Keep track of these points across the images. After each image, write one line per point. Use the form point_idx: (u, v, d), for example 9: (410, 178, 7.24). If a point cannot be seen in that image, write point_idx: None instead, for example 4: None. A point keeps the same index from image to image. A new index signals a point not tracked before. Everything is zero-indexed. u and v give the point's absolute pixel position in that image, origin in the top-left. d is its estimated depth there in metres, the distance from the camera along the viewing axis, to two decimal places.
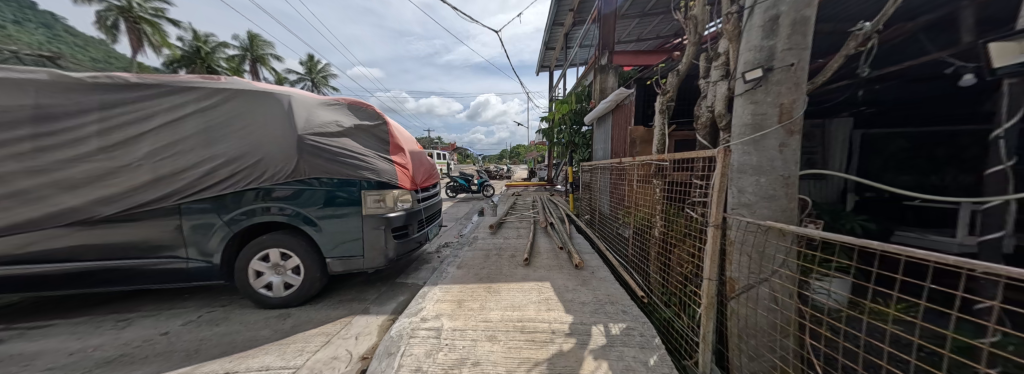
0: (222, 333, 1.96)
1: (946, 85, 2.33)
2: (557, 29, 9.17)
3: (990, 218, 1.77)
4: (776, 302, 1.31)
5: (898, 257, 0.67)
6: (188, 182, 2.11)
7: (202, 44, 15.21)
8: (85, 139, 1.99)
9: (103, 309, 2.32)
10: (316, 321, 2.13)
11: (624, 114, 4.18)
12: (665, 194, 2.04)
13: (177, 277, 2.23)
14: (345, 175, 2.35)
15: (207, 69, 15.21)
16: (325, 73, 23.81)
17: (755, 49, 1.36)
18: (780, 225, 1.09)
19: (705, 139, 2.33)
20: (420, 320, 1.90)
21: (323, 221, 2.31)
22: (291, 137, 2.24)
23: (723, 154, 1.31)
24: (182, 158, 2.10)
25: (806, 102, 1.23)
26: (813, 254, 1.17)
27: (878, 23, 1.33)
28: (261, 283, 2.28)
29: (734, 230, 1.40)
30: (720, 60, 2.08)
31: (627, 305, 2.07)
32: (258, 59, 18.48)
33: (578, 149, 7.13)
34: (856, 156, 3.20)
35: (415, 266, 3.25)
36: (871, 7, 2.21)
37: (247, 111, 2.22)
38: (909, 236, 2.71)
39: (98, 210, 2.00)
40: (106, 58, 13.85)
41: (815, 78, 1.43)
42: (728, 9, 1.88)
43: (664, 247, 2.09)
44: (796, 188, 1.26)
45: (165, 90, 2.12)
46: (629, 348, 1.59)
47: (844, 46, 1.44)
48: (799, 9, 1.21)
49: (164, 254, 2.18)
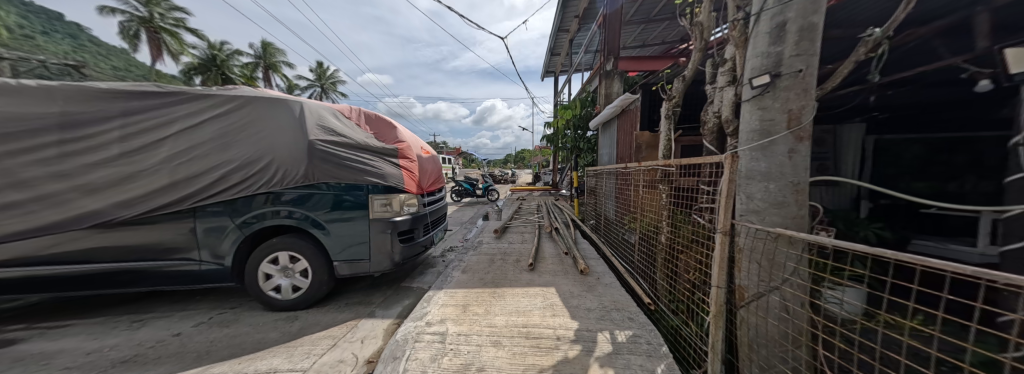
0: (232, 335, 1.99)
1: (961, 91, 2.28)
2: (562, 34, 9.23)
3: (1015, 228, 1.68)
4: (788, 311, 1.28)
5: (915, 266, 0.64)
6: (202, 185, 2.17)
7: (217, 52, 15.74)
8: (107, 145, 2.07)
9: (118, 310, 2.37)
10: (323, 323, 2.15)
11: (629, 119, 4.19)
12: (671, 200, 2.03)
13: (191, 279, 2.29)
14: (352, 180, 2.39)
15: (222, 76, 15.77)
16: (335, 79, 24.31)
17: (763, 54, 1.36)
18: (790, 232, 1.08)
19: (711, 144, 2.32)
20: (425, 324, 1.91)
21: (331, 224, 2.35)
22: (302, 142, 2.29)
23: (731, 159, 1.27)
24: (198, 163, 2.17)
25: (816, 108, 1.22)
26: (825, 262, 1.15)
27: (890, 29, 1.31)
28: (270, 286, 2.31)
29: (742, 237, 1.38)
30: (726, 66, 2.09)
31: (634, 312, 2.05)
32: (271, 66, 18.99)
33: (582, 153, 7.14)
34: (869, 161, 3.17)
35: (420, 270, 3.27)
36: (882, 11, 2.19)
37: (261, 117, 2.29)
38: (928, 245, 2.65)
39: (117, 213, 2.07)
40: (126, 66, 14.36)
41: (824, 85, 1.43)
42: (734, 15, 1.89)
43: (671, 253, 2.07)
44: (807, 195, 1.23)
45: (183, 97, 2.21)
46: (635, 357, 1.57)
47: (854, 52, 1.42)
48: (806, 15, 1.22)
49: (177, 256, 2.24)
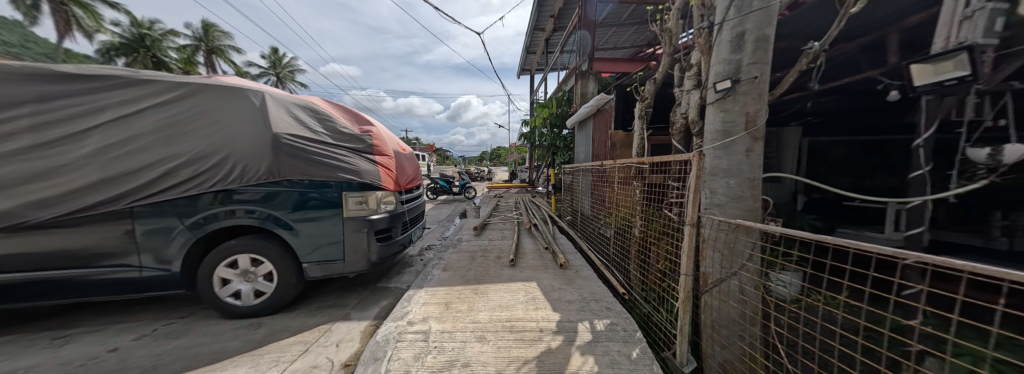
0: (184, 347, 1.79)
1: (877, 102, 2.68)
2: (537, 34, 9.37)
3: (914, 216, 2.02)
4: (744, 293, 1.44)
5: (849, 250, 0.75)
6: (143, 182, 1.91)
7: (146, 31, 13.73)
8: (14, 135, 1.74)
9: (30, 327, 2.01)
10: (293, 329, 2.01)
11: (604, 118, 4.36)
12: (644, 195, 2.17)
13: (131, 287, 2.01)
14: (323, 177, 2.24)
15: (152, 59, 13.79)
16: (293, 68, 22.32)
17: (725, 61, 1.49)
18: (748, 223, 1.21)
19: (679, 143, 2.49)
20: (407, 324, 1.85)
21: (299, 224, 2.19)
22: (266, 135, 2.10)
23: (698, 157, 1.38)
24: (135, 158, 1.90)
25: (768, 112, 1.38)
26: (775, 249, 1.30)
27: (826, 43, 1.51)
28: (228, 291, 2.11)
29: (707, 228, 1.51)
30: (693, 70, 2.26)
31: (610, 302, 2.16)
32: (215, 50, 16.93)
33: (559, 151, 7.32)
34: (804, 160, 3.61)
35: (397, 270, 3.16)
36: (821, 27, 2.49)
37: (215, 106, 2.06)
38: (849, 232, 3.05)
39: (31, 215, 1.76)
40: (21, 42, 11.99)
41: (773, 91, 1.60)
42: (700, 23, 2.03)
43: (644, 245, 2.21)
44: (761, 190, 1.39)
45: (115, 82, 1.93)
46: (614, 343, 1.66)
47: (797, 62, 1.60)
48: (762, 27, 1.37)
49: (110, 262, 1.95)
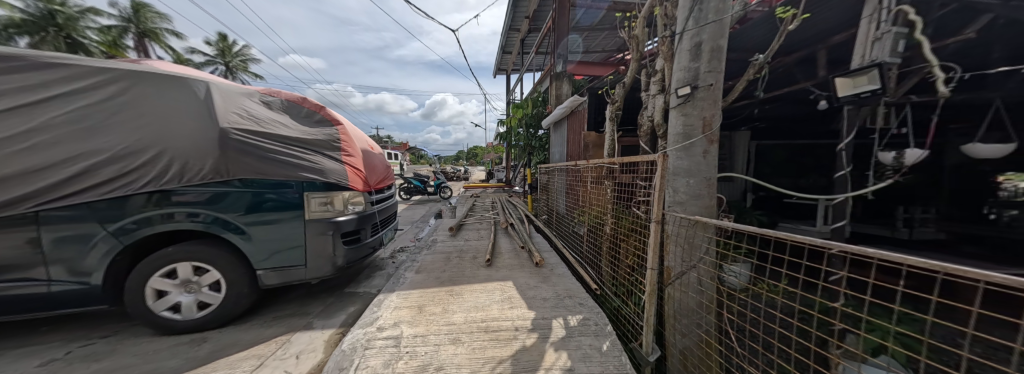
0: (107, 370, 1.55)
1: (811, 110, 3.04)
2: (513, 34, 9.41)
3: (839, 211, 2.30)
4: (702, 284, 1.55)
5: (786, 241, 0.84)
6: (53, 181, 1.63)
7: (59, 8, 11.79)
8: None
9: None
10: (245, 342, 1.83)
11: (578, 120, 4.49)
12: (614, 194, 2.27)
13: (37, 305, 1.71)
14: (281, 176, 2.06)
15: (65, 40, 11.85)
16: (248, 57, 20.36)
17: (685, 68, 1.60)
18: (704, 219, 1.30)
19: (646, 145, 2.63)
20: (376, 330, 1.77)
21: (253, 227, 2.00)
22: (212, 130, 1.90)
23: (662, 158, 1.46)
24: (44, 153, 1.63)
25: (721, 117, 1.50)
26: (727, 242, 1.42)
27: (769, 56, 1.68)
28: (166, 305, 1.87)
29: (670, 224, 1.61)
30: (658, 76, 2.40)
31: (583, 298, 2.22)
32: (149, 33, 14.91)
33: (535, 151, 7.41)
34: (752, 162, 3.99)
35: (366, 274, 3.00)
36: (765, 42, 2.76)
37: (149, 96, 1.82)
38: (789, 226, 3.42)
39: None
40: None
41: (727, 98, 1.75)
42: (663, 31, 2.16)
43: (614, 241, 2.30)
44: (715, 189, 1.52)
45: (19, 64, 1.65)
46: (586, 338, 1.71)
47: (746, 72, 1.77)
48: (715, 39, 1.49)
49: (7, 276, 1.64)
